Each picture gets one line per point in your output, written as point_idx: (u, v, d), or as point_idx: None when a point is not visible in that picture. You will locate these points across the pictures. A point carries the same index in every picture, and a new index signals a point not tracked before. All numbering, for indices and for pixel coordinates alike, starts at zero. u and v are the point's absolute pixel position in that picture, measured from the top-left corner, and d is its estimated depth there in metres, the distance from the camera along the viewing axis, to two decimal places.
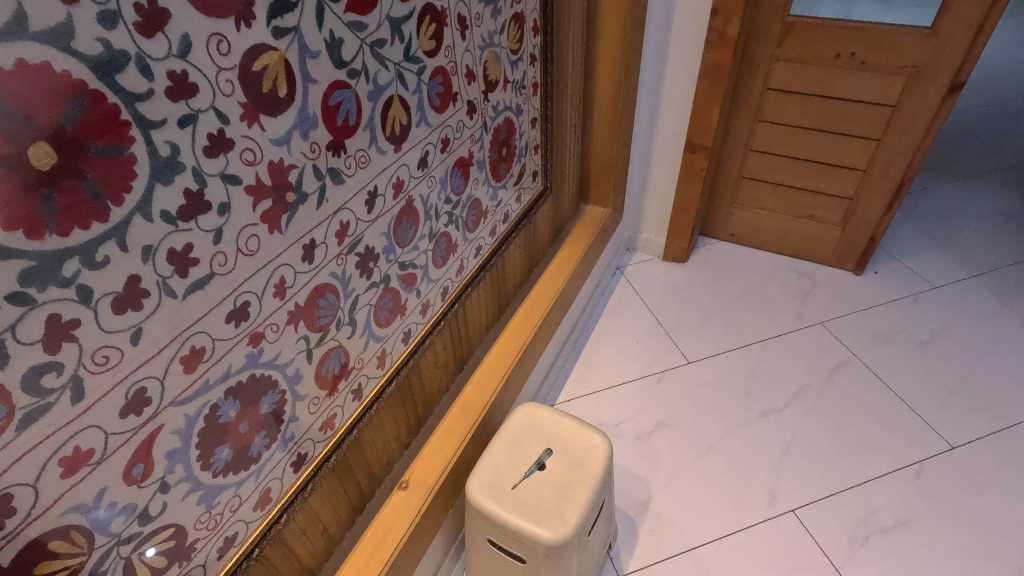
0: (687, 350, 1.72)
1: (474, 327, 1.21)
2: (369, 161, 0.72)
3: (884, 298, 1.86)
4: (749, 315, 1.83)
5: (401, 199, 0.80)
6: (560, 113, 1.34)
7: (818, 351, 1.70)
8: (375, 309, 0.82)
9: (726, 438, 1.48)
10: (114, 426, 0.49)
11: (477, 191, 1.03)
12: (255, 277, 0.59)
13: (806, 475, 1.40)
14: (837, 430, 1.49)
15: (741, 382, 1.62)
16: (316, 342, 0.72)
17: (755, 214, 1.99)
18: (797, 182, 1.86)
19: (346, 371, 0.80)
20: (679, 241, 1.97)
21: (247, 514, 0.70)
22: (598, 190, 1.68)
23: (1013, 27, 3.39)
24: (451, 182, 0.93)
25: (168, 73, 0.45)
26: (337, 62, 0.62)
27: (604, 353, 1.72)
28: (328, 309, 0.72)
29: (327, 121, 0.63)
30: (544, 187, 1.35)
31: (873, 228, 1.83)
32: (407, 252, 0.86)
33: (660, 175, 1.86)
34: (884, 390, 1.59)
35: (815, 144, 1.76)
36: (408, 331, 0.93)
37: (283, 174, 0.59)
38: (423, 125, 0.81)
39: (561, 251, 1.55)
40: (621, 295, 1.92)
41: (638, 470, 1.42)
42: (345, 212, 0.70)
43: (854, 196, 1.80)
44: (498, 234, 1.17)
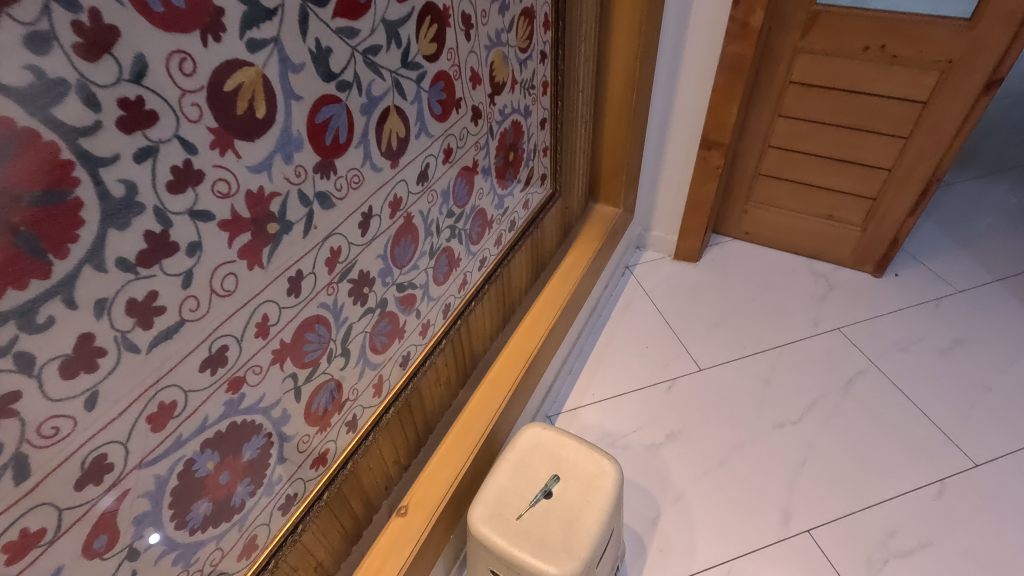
0: (698, 356, 1.66)
1: (478, 340, 1.15)
2: (362, 181, 0.65)
3: (905, 302, 1.79)
4: (763, 318, 1.76)
5: (399, 217, 0.74)
6: (570, 110, 1.25)
7: (834, 358, 1.63)
8: (371, 336, 0.76)
9: (738, 450, 1.43)
10: (69, 500, 0.44)
11: (482, 201, 0.96)
12: (233, 319, 0.53)
13: (822, 492, 1.35)
14: (854, 443, 1.43)
15: (754, 391, 1.56)
16: (305, 378, 0.66)
17: (771, 212, 1.91)
18: (817, 180, 1.78)
19: (339, 404, 0.74)
20: (691, 240, 1.90)
21: (230, 565, 0.64)
22: (609, 188, 1.60)
23: None
24: (454, 193, 0.86)
25: (119, 101, 0.38)
26: (325, 74, 0.55)
27: (612, 357, 1.66)
28: (319, 342, 0.66)
29: (314, 140, 0.56)
30: (553, 190, 1.27)
31: (896, 230, 1.75)
32: (406, 272, 0.80)
33: (673, 173, 1.78)
34: (903, 401, 1.53)
35: (837, 141, 1.67)
36: (408, 353, 0.88)
37: (263, 204, 0.52)
38: (423, 137, 0.74)
39: (570, 254, 1.49)
40: (631, 296, 1.86)
41: (647, 484, 1.37)
42: (335, 238, 0.63)
43: (877, 196, 1.72)
44: (503, 243, 1.11)
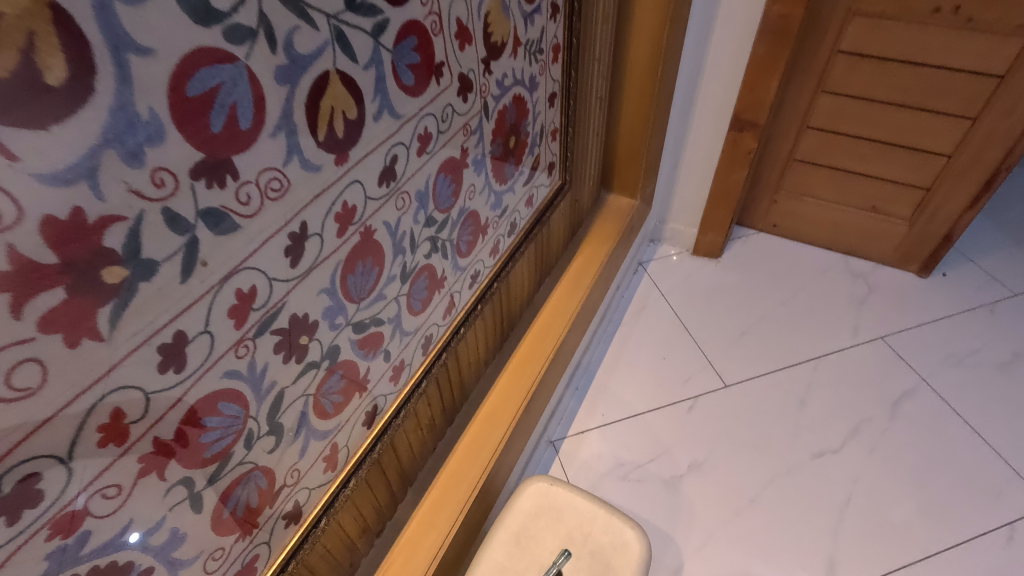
0: (723, 370, 1.45)
1: (468, 368, 0.94)
2: (287, 187, 0.43)
3: (955, 308, 1.58)
4: (795, 326, 1.55)
5: (352, 235, 0.52)
6: (584, 83, 1.02)
7: (879, 373, 1.43)
8: (316, 398, 0.55)
9: (773, 486, 1.23)
10: None
11: (473, 201, 0.73)
12: (48, 432, 0.32)
13: (871, 538, 1.15)
14: (907, 477, 1.24)
15: (789, 413, 1.35)
16: (208, 480, 0.46)
17: (805, 203, 1.68)
18: (861, 167, 1.55)
19: (269, 495, 0.54)
20: (713, 234, 1.68)
21: None
22: (625, 177, 1.37)
23: None
24: (435, 194, 0.64)
25: None
26: (200, 14, 0.32)
27: (624, 371, 1.45)
28: (226, 427, 0.45)
29: (188, 127, 0.34)
30: (563, 181, 1.05)
31: (950, 225, 1.53)
32: (367, 307, 0.58)
33: (696, 158, 1.54)
34: (960, 426, 1.33)
35: (888, 123, 1.44)
36: (374, 406, 0.67)
37: (89, 237, 0.31)
38: (386, 118, 0.51)
39: (579, 254, 1.26)
40: (644, 298, 1.64)
41: (668, 527, 1.17)
42: (244, 276, 0.42)
43: (932, 186, 1.49)
44: (501, 250, 0.89)
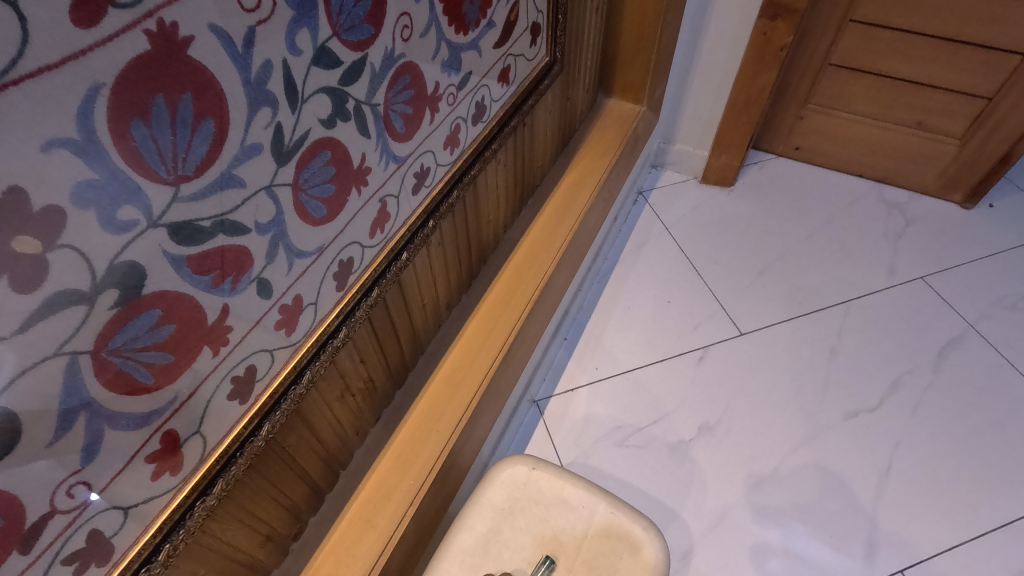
0: (738, 315, 1.23)
1: (423, 311, 0.69)
2: None
3: (1004, 243, 1.36)
4: (822, 264, 1.32)
5: (124, 32, 0.25)
6: None
7: (920, 319, 1.22)
8: (106, 362, 0.30)
9: (798, 451, 1.03)
10: None
11: (413, 48, 0.47)
12: None
13: (915, 513, 0.97)
14: (955, 440, 1.05)
15: (816, 365, 1.14)
16: None
17: (837, 118, 1.42)
18: (911, 72, 1.28)
19: (19, 534, 0.30)
20: (729, 156, 1.42)
21: None
22: (629, 75, 1.09)
23: None
24: (332, 7, 0.37)
25: None
26: None
27: (623, 317, 1.22)
28: None
29: None
30: (552, 60, 0.77)
31: (1010, 143, 1.28)
32: (199, 197, 0.32)
33: (714, 58, 1.26)
34: (1014, 380, 1.13)
35: (955, 13, 1.17)
36: (249, 367, 0.42)
37: None
38: None
39: (572, 170, 1.00)
40: (645, 232, 1.39)
41: (674, 504, 0.98)
42: None
43: (996, 94, 1.24)
44: (465, 144, 0.62)
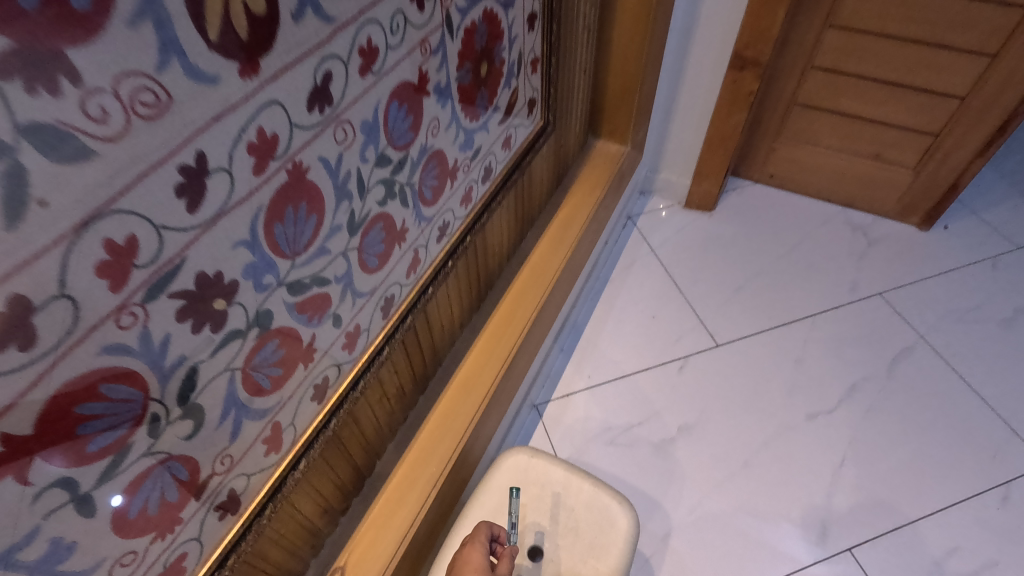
0: (715, 328, 1.38)
1: (441, 331, 0.85)
2: (169, 103, 0.32)
3: (957, 262, 1.51)
4: (792, 282, 1.48)
5: (276, 172, 0.41)
6: (570, 6, 0.89)
7: (877, 331, 1.37)
8: (247, 372, 0.46)
9: (764, 448, 1.18)
10: None
11: (439, 139, 0.63)
12: None
13: (865, 501, 1.11)
14: (903, 438, 1.19)
15: (783, 372, 1.29)
16: (101, 478, 0.37)
17: (806, 150, 1.58)
18: (867, 111, 1.45)
19: (195, 485, 0.45)
20: (708, 185, 1.58)
21: None
22: (615, 120, 1.25)
23: None
24: (388, 126, 0.53)
25: None
26: None
27: (613, 331, 1.38)
28: (118, 412, 0.36)
29: None
30: (546, 121, 0.93)
31: (957, 173, 1.44)
32: (304, 264, 0.48)
33: (692, 100, 1.42)
34: (959, 384, 1.28)
35: (901, 62, 1.33)
36: (324, 377, 0.58)
37: None
38: (312, 20, 0.40)
39: (565, 206, 1.16)
40: (634, 253, 1.55)
41: (655, 493, 1.12)
42: (115, 222, 0.31)
43: (941, 131, 1.40)
44: (475, 199, 0.78)
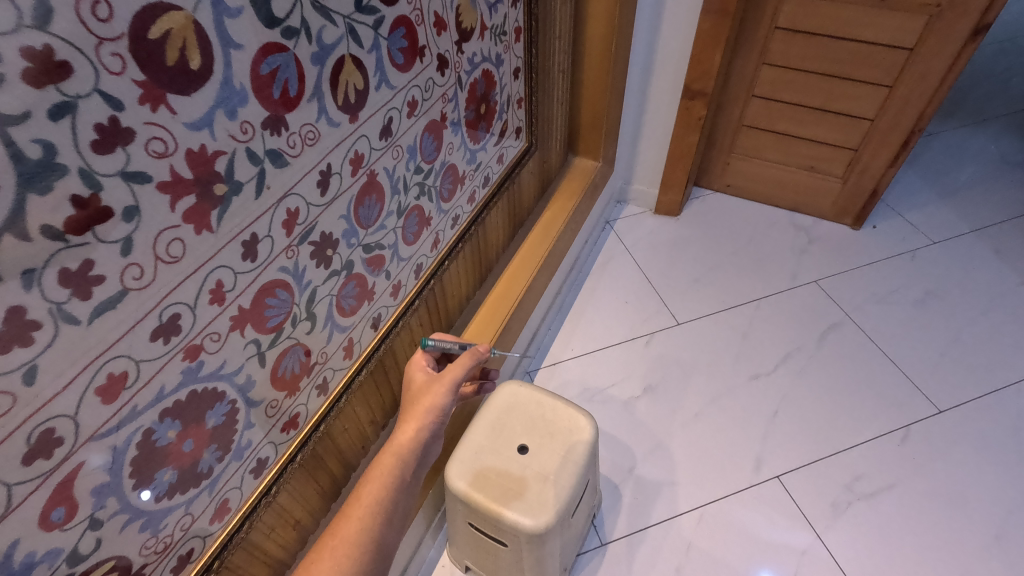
0: (676, 311, 1.67)
1: (453, 300, 1.14)
2: (319, 137, 0.61)
3: (882, 255, 1.80)
4: (742, 273, 1.76)
5: (362, 175, 0.70)
6: (546, 58, 1.20)
7: (810, 311, 1.65)
8: (338, 299, 0.74)
9: (713, 403, 1.45)
10: (18, 476, 0.43)
11: (453, 156, 0.92)
12: (185, 286, 0.51)
13: (793, 441, 1.37)
14: (827, 394, 1.46)
15: (731, 345, 1.57)
16: (269, 344, 0.65)
17: (754, 163, 1.88)
18: (800, 131, 1.75)
19: (307, 368, 0.73)
20: (673, 194, 1.88)
21: (203, 529, 0.64)
22: (588, 141, 1.55)
23: None
24: (421, 148, 0.82)
25: (22, 51, 0.35)
26: (268, 20, 0.50)
27: (592, 314, 1.66)
28: (281, 306, 0.64)
29: (261, 93, 0.52)
30: (529, 143, 1.24)
31: (876, 181, 1.74)
32: (373, 233, 0.77)
33: (654, 123, 1.73)
34: (876, 352, 1.55)
35: (822, 91, 1.64)
36: (378, 315, 0.86)
37: (207, 163, 0.49)
38: (384, 89, 0.69)
39: (548, 210, 1.46)
40: (610, 252, 1.84)
41: (623, 437, 1.39)
42: (292, 198, 0.60)
43: (859, 146, 1.70)
44: (477, 199, 1.08)
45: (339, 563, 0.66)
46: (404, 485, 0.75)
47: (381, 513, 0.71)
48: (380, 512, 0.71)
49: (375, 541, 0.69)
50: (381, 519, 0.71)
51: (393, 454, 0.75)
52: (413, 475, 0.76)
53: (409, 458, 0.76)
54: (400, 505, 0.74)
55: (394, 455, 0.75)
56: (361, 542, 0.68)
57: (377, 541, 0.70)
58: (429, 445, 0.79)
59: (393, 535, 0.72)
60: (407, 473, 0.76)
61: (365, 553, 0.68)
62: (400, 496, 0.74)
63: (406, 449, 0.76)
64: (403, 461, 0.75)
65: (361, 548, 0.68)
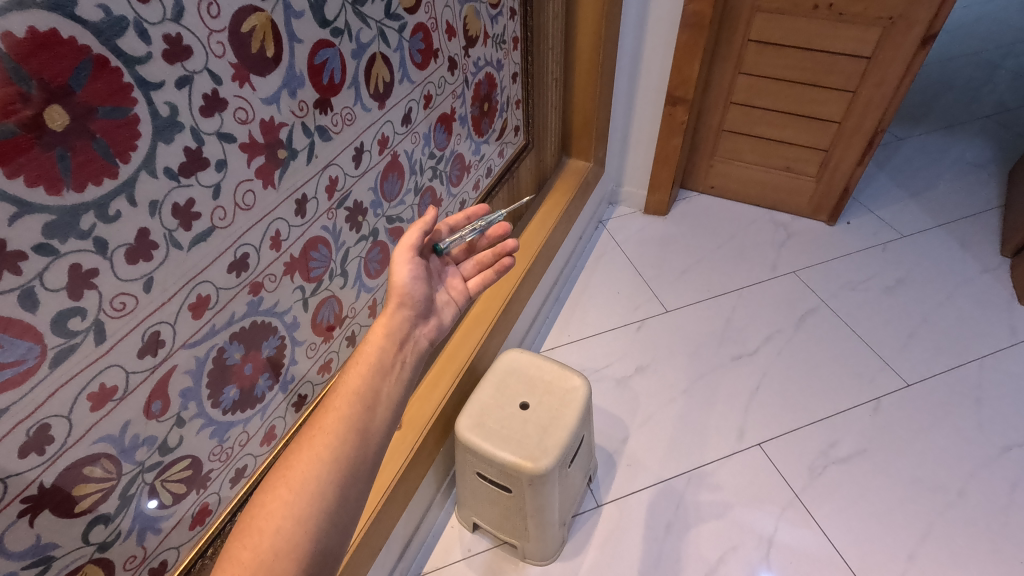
0: (665, 299, 1.79)
1: None
2: (355, 118, 0.75)
3: (855, 247, 1.93)
4: (726, 265, 1.89)
5: (386, 155, 0.84)
6: (540, 66, 1.35)
7: (789, 298, 1.78)
8: (365, 262, 0.87)
9: (699, 380, 1.57)
10: (133, 366, 0.55)
11: (460, 146, 1.06)
12: (254, 230, 0.64)
13: (773, 413, 1.49)
14: (805, 371, 1.58)
15: (716, 329, 1.70)
16: (312, 292, 0.77)
17: (735, 165, 2.03)
18: (776, 134, 1.90)
19: (340, 319, 0.86)
20: (660, 195, 2.02)
21: (254, 449, 0.76)
22: (581, 143, 1.70)
23: None
24: (434, 137, 0.96)
25: (163, 36, 0.48)
26: (321, 21, 0.64)
27: (586, 303, 1.79)
28: (322, 260, 0.77)
29: (314, 79, 0.66)
30: (526, 141, 1.38)
31: (847, 179, 1.88)
32: (394, 207, 0.90)
33: (641, 128, 1.88)
34: (850, 334, 1.67)
35: (793, 97, 1.79)
36: None
37: (274, 131, 0.62)
38: (406, 82, 0.83)
39: (544, 205, 1.60)
40: (603, 248, 1.97)
41: (617, 411, 1.51)
42: (333, 168, 0.73)
43: (830, 147, 1.85)
44: (481, 188, 1.22)
45: (313, 470, 0.52)
46: (389, 371, 0.60)
47: (362, 397, 0.57)
48: (362, 397, 0.57)
49: (357, 433, 0.54)
50: (363, 403, 0.56)
51: (372, 343, 0.62)
52: (402, 362, 0.62)
53: (389, 345, 0.62)
54: (394, 391, 0.59)
55: (373, 343, 0.62)
56: (341, 433, 0.54)
57: (359, 429, 0.55)
58: (414, 332, 0.67)
59: (380, 432, 0.56)
60: (392, 359, 0.62)
61: (347, 444, 0.54)
62: (386, 384, 0.59)
63: (381, 340, 0.62)
64: (383, 347, 0.62)
65: (342, 439, 0.54)
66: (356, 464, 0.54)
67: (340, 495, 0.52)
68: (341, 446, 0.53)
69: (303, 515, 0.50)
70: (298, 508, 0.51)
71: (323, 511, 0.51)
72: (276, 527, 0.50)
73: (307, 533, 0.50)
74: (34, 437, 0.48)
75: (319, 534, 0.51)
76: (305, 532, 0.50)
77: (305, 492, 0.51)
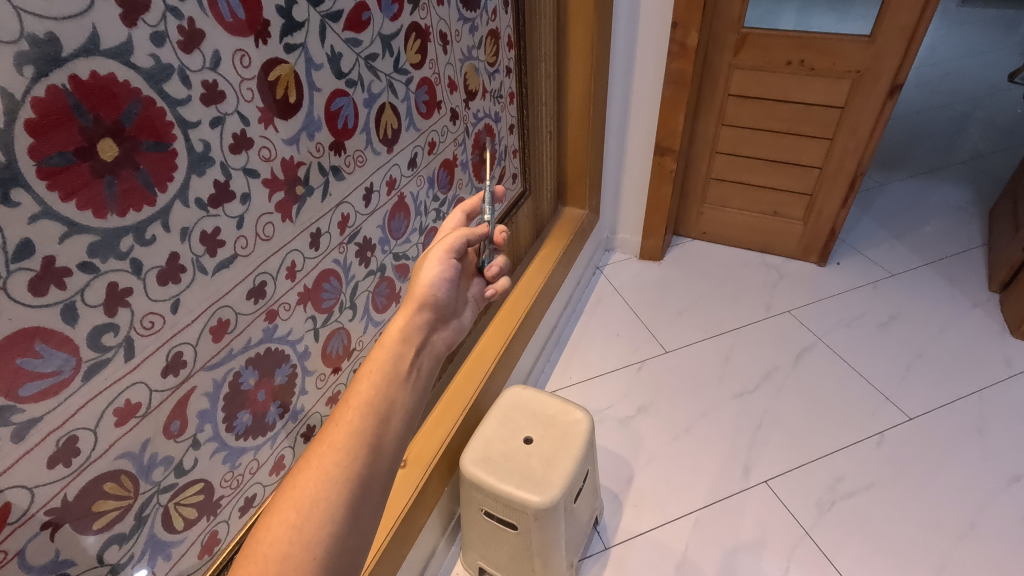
0: (664, 340, 1.82)
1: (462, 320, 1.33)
2: (366, 161, 0.81)
3: (846, 286, 1.99)
4: (722, 307, 1.94)
5: (394, 195, 0.90)
6: (535, 119, 1.45)
7: (785, 336, 1.81)
8: (373, 296, 0.92)
9: (702, 419, 1.57)
10: (157, 384, 0.58)
11: (462, 190, 1.13)
12: (271, 259, 0.68)
13: (778, 450, 1.49)
14: (807, 408, 1.59)
15: (715, 368, 1.72)
16: (322, 322, 0.81)
17: (724, 212, 2.11)
18: (761, 180, 1.99)
19: (348, 352, 0.89)
20: (654, 241, 2.08)
21: (264, 477, 0.77)
22: (575, 192, 1.78)
23: (943, 45, 3.66)
24: (438, 181, 1.03)
25: (202, 83, 0.54)
26: (338, 73, 0.71)
27: (586, 346, 1.81)
28: (333, 292, 0.81)
29: (329, 123, 0.72)
30: (523, 188, 1.46)
31: (833, 221, 1.96)
32: (401, 244, 0.96)
33: (633, 178, 1.97)
34: (848, 370, 1.69)
35: (774, 145, 1.89)
36: None
37: (293, 169, 0.68)
38: (411, 130, 0.90)
39: (543, 249, 1.66)
40: (601, 292, 2.02)
41: (621, 451, 1.51)
42: (345, 206, 0.79)
43: (813, 191, 1.93)
44: None
45: (323, 490, 0.53)
46: (404, 380, 0.63)
47: (376, 409, 0.59)
48: (375, 410, 0.59)
49: (370, 447, 0.57)
50: (377, 416, 0.58)
51: (385, 350, 0.65)
52: (415, 370, 0.65)
53: (405, 351, 0.65)
54: (406, 402, 0.62)
55: (385, 350, 0.65)
56: (352, 449, 0.56)
57: (371, 444, 0.57)
58: (431, 337, 0.70)
59: (393, 444, 0.58)
60: (406, 367, 0.64)
61: (359, 460, 0.56)
62: (399, 394, 0.61)
63: (394, 347, 0.65)
64: (397, 354, 0.65)
65: (353, 455, 0.56)
66: (367, 479, 0.56)
67: (351, 514, 0.54)
68: (353, 464, 0.55)
69: (313, 539, 0.52)
70: (306, 531, 0.52)
71: (333, 533, 0.53)
72: (283, 553, 0.51)
73: (314, 559, 0.51)
74: (62, 448, 0.50)
75: (329, 556, 0.52)
76: (316, 556, 0.51)
77: (315, 515, 0.52)
